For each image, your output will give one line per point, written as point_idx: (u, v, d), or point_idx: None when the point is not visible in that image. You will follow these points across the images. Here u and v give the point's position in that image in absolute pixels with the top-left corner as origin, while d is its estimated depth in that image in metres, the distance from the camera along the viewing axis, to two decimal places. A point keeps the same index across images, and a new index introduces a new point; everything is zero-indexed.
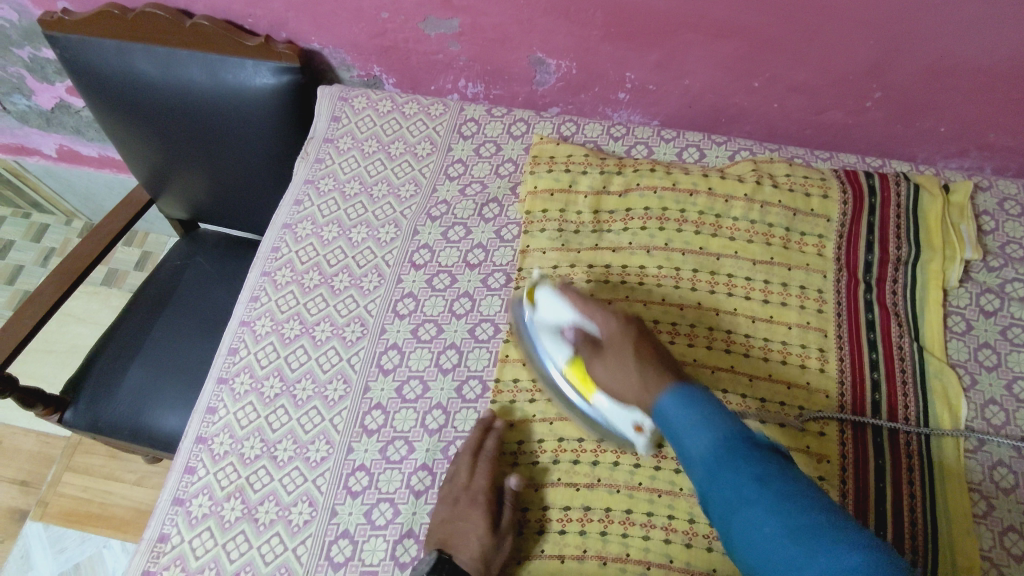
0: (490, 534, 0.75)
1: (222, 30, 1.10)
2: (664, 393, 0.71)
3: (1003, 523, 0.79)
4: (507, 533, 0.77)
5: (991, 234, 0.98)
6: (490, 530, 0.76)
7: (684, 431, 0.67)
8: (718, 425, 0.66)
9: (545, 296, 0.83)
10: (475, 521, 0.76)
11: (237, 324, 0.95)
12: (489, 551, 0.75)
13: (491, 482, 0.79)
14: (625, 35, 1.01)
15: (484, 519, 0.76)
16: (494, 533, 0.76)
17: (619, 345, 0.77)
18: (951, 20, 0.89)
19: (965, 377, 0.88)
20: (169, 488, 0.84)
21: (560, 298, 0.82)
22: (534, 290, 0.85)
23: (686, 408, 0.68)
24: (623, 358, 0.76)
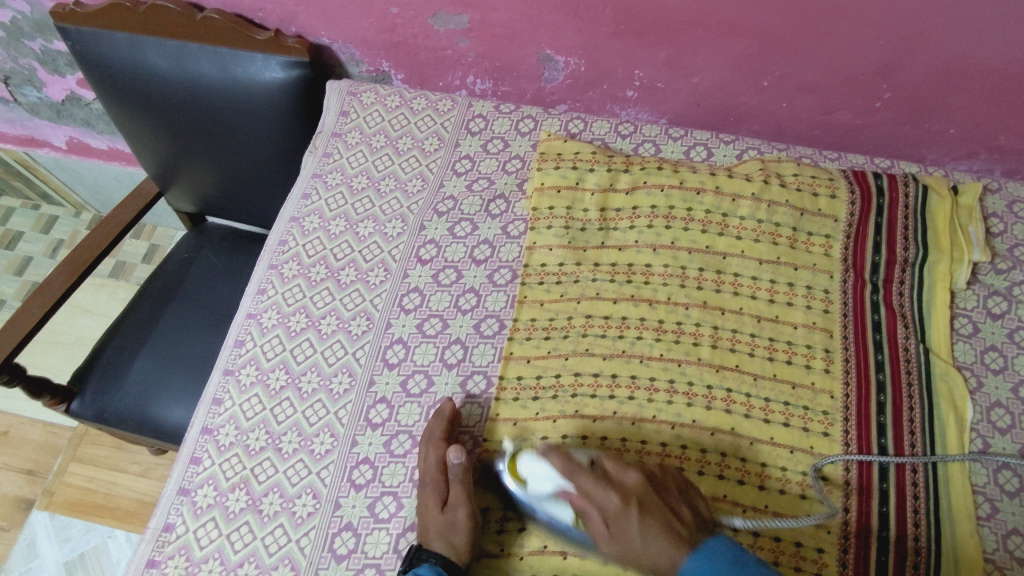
0: (439, 510, 0.76)
1: (232, 23, 1.11)
2: (685, 566, 0.69)
3: (1006, 525, 0.79)
4: (459, 505, 0.77)
5: (1000, 236, 0.97)
6: (440, 507, 0.76)
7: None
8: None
9: (530, 467, 0.76)
10: (426, 499, 0.77)
11: (244, 316, 0.96)
12: (445, 527, 0.75)
13: (441, 462, 0.80)
14: (635, 33, 1.01)
15: (432, 498, 0.77)
16: (444, 510, 0.76)
17: (623, 521, 0.71)
18: (964, 21, 0.88)
19: (970, 379, 0.88)
20: (175, 478, 0.85)
21: (546, 469, 0.75)
22: (516, 464, 0.77)
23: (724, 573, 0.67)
24: (627, 537, 0.71)
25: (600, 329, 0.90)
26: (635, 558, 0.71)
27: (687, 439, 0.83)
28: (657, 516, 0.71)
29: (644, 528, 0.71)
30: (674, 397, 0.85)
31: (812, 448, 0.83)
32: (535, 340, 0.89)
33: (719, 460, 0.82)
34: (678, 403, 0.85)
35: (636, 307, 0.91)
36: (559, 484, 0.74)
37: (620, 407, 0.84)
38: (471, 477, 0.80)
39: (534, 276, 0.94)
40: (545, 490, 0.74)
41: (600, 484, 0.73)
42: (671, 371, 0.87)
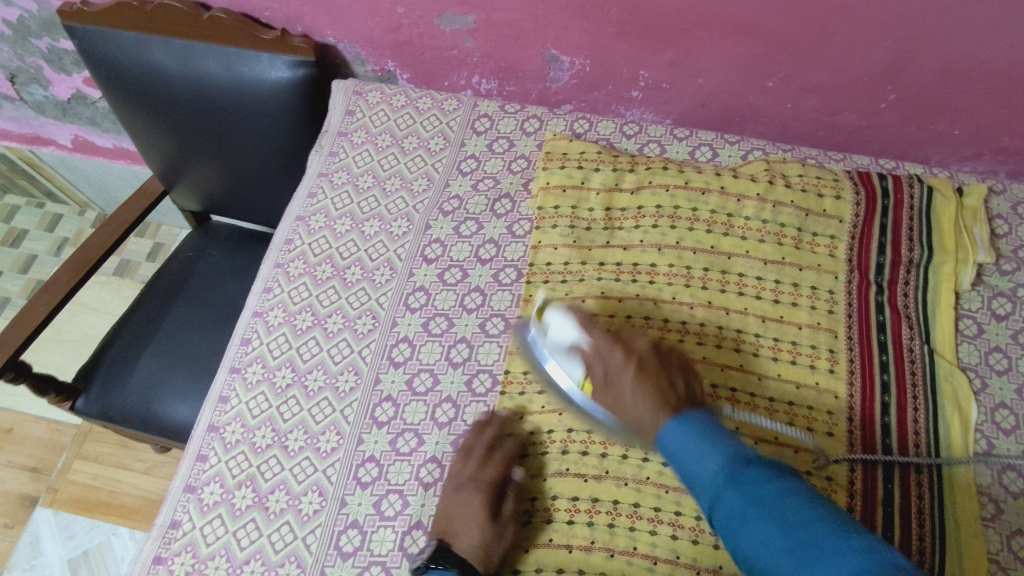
0: (490, 525, 0.76)
1: (238, 22, 1.11)
2: (665, 427, 0.68)
3: (1011, 526, 0.79)
4: (507, 522, 0.78)
5: (1005, 238, 0.97)
6: (490, 521, 0.76)
7: (690, 457, 0.65)
8: (723, 452, 0.63)
9: (553, 319, 0.83)
10: (474, 506, 0.77)
11: (250, 315, 0.96)
12: (490, 540, 0.76)
13: (496, 475, 0.80)
14: (640, 33, 1.01)
15: (483, 507, 0.77)
16: (493, 524, 0.77)
17: (620, 375, 0.75)
18: (969, 22, 0.88)
19: (975, 380, 0.88)
20: (182, 475, 0.85)
21: (567, 321, 0.82)
22: (544, 317, 0.84)
23: (693, 435, 0.66)
24: (619, 393, 0.74)
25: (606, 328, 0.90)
26: (622, 411, 0.73)
27: None
28: (650, 379, 0.73)
29: (635, 383, 0.73)
30: None
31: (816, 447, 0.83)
32: None
33: None
34: None
35: (642, 306, 0.91)
36: (574, 335, 0.80)
37: None
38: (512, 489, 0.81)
39: (539, 274, 0.94)
40: (563, 340, 0.81)
41: (609, 341, 0.78)
42: None
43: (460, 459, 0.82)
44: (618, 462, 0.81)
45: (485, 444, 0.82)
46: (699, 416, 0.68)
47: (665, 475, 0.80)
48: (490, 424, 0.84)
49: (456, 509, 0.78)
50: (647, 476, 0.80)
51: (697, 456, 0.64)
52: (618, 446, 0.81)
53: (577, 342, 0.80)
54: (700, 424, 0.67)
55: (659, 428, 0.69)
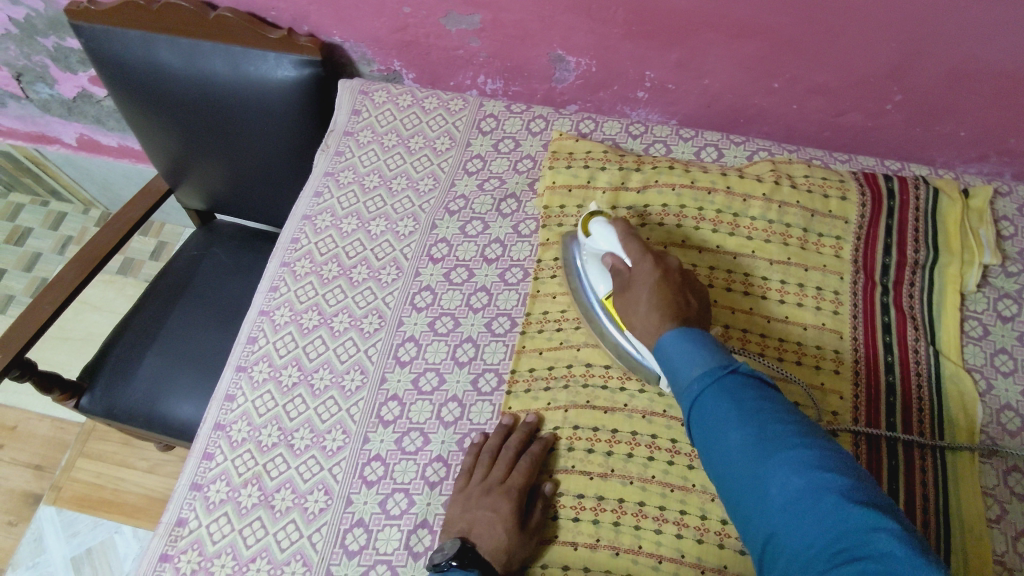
0: (518, 533, 0.75)
1: (245, 21, 1.11)
2: (665, 331, 0.70)
3: (1015, 528, 0.79)
4: (532, 532, 0.77)
5: (1011, 239, 0.97)
6: (519, 529, 0.75)
7: (679, 361, 0.66)
8: (714, 359, 0.64)
9: (595, 225, 0.85)
10: (502, 512, 0.76)
11: (256, 314, 0.96)
12: (513, 547, 0.75)
13: (526, 483, 0.79)
14: (646, 34, 1.01)
15: (512, 514, 0.76)
16: (522, 531, 0.76)
17: (642, 282, 0.76)
18: (976, 24, 0.88)
19: (981, 382, 0.88)
20: (187, 474, 0.85)
21: (607, 228, 0.83)
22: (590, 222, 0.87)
23: (687, 343, 0.67)
24: (634, 301, 0.76)
25: None
26: (631, 318, 0.76)
27: None
28: (667, 291, 0.74)
29: (651, 292, 0.74)
30: None
31: None
32: (547, 332, 0.90)
33: None
34: None
35: None
36: (612, 243, 0.82)
37: (630, 401, 0.84)
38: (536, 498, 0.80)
39: (546, 271, 0.94)
40: (602, 247, 0.84)
41: (641, 249, 0.78)
42: None
43: (484, 465, 0.80)
44: (624, 460, 0.81)
45: (513, 449, 0.81)
46: (698, 329, 0.69)
47: (670, 474, 0.80)
48: (516, 429, 0.83)
49: (479, 513, 0.77)
50: (653, 474, 0.80)
51: (687, 363, 0.65)
52: (624, 444, 0.82)
53: (614, 248, 0.82)
54: (695, 335, 0.67)
55: (660, 335, 0.70)
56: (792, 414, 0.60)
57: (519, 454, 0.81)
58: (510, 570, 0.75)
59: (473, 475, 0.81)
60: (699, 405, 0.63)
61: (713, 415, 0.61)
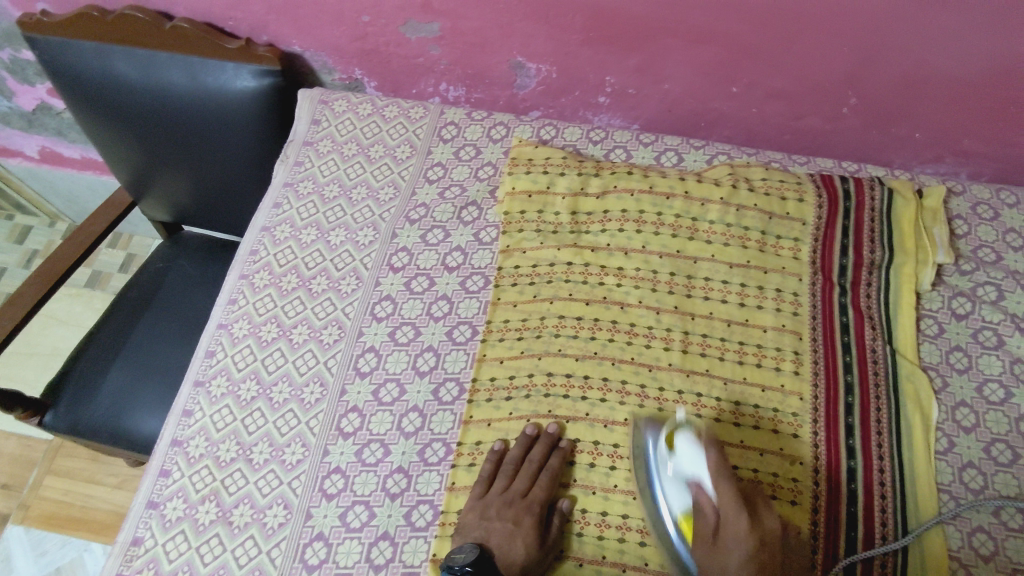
0: (537, 548, 0.76)
1: (201, 32, 1.10)
2: None
3: (971, 523, 0.80)
4: (551, 547, 0.77)
5: (964, 238, 0.99)
6: (538, 545, 0.76)
7: None
8: None
9: (683, 441, 0.75)
10: (524, 524, 0.77)
11: (214, 327, 0.95)
12: (532, 561, 0.75)
13: (547, 496, 0.79)
14: (605, 39, 1.02)
15: (533, 527, 0.76)
16: (541, 547, 0.76)
17: (732, 544, 0.68)
18: (925, 28, 0.90)
19: (936, 380, 0.89)
20: (144, 491, 0.84)
21: (697, 450, 0.73)
22: (676, 433, 0.77)
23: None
24: (721, 562, 0.68)
25: (573, 330, 0.90)
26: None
27: None
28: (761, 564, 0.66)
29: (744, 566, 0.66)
30: (646, 401, 0.86)
31: (782, 448, 0.83)
32: (508, 341, 0.90)
33: None
34: (649, 407, 0.85)
35: (608, 309, 0.92)
36: (704, 472, 0.72)
37: (592, 410, 0.86)
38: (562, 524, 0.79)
39: (507, 278, 0.95)
40: (690, 471, 0.74)
41: (736, 501, 0.68)
42: (643, 375, 0.87)
43: (507, 476, 0.81)
44: (586, 470, 0.82)
45: (536, 462, 0.81)
46: None
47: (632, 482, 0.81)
48: (539, 439, 0.83)
49: (499, 523, 0.77)
50: (615, 483, 0.81)
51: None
52: (586, 454, 0.83)
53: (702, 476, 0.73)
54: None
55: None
56: None
57: (541, 467, 0.81)
58: None
59: (493, 483, 0.81)
60: None
61: None
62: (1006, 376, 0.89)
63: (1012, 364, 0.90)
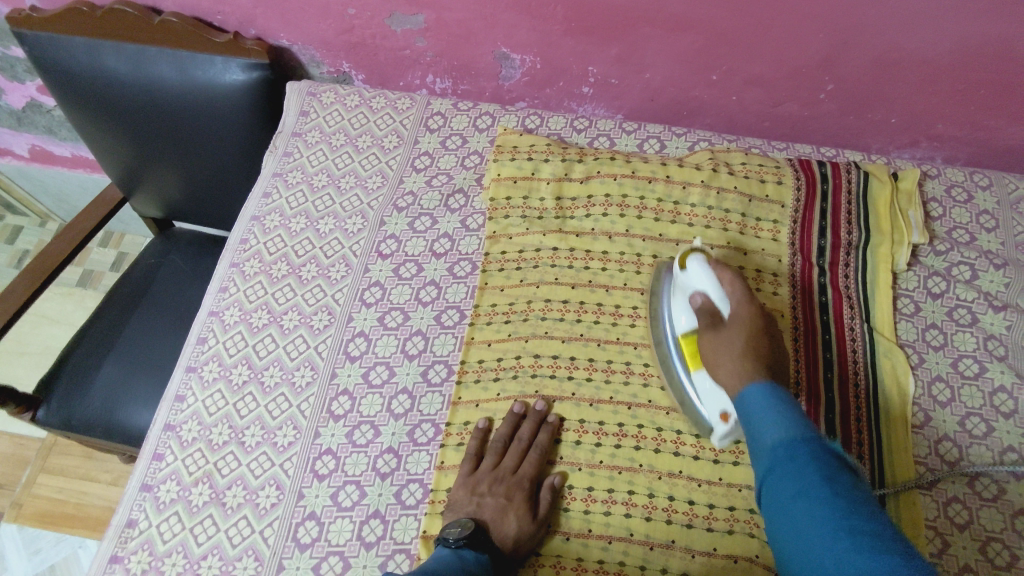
0: (529, 522, 0.77)
1: (189, 26, 1.11)
2: (750, 388, 0.69)
3: (946, 494, 0.83)
4: (543, 522, 0.78)
5: (939, 220, 1.02)
6: (530, 520, 0.78)
7: (760, 424, 0.66)
8: (799, 428, 0.63)
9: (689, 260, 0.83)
10: (515, 501, 0.78)
11: (206, 314, 0.96)
12: (524, 535, 0.77)
13: (537, 473, 0.81)
14: (586, 29, 1.04)
15: (524, 503, 0.78)
16: (534, 521, 0.78)
17: (732, 332, 0.76)
18: (896, 13, 0.92)
19: (912, 356, 0.92)
20: (137, 475, 0.85)
21: (705, 267, 0.81)
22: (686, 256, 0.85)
23: (762, 407, 0.67)
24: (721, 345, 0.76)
25: (559, 313, 0.92)
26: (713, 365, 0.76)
27: (643, 418, 0.85)
28: (756, 347, 0.74)
29: (742, 346, 0.74)
30: (630, 379, 0.88)
31: None
32: (496, 324, 0.92)
33: (675, 437, 0.84)
34: (635, 383, 0.88)
35: (593, 292, 0.94)
36: (708, 282, 0.80)
37: (578, 389, 0.87)
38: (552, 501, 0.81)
39: (494, 263, 0.96)
40: (695, 285, 0.82)
41: (743, 297, 0.78)
42: (628, 352, 0.90)
43: (496, 454, 0.83)
44: (573, 447, 0.84)
45: (525, 440, 0.83)
46: (789, 398, 0.68)
47: (618, 457, 0.83)
48: (527, 417, 0.85)
49: (491, 500, 0.79)
50: (601, 459, 0.83)
51: (760, 426, 0.66)
52: (572, 432, 0.85)
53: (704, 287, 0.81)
54: (777, 393, 0.68)
55: (745, 386, 0.70)
56: (867, 498, 0.57)
57: (530, 444, 0.83)
58: (516, 558, 0.77)
59: (482, 461, 0.83)
60: (777, 467, 0.62)
61: (792, 475, 0.60)
62: (980, 352, 0.92)
63: (986, 341, 0.92)
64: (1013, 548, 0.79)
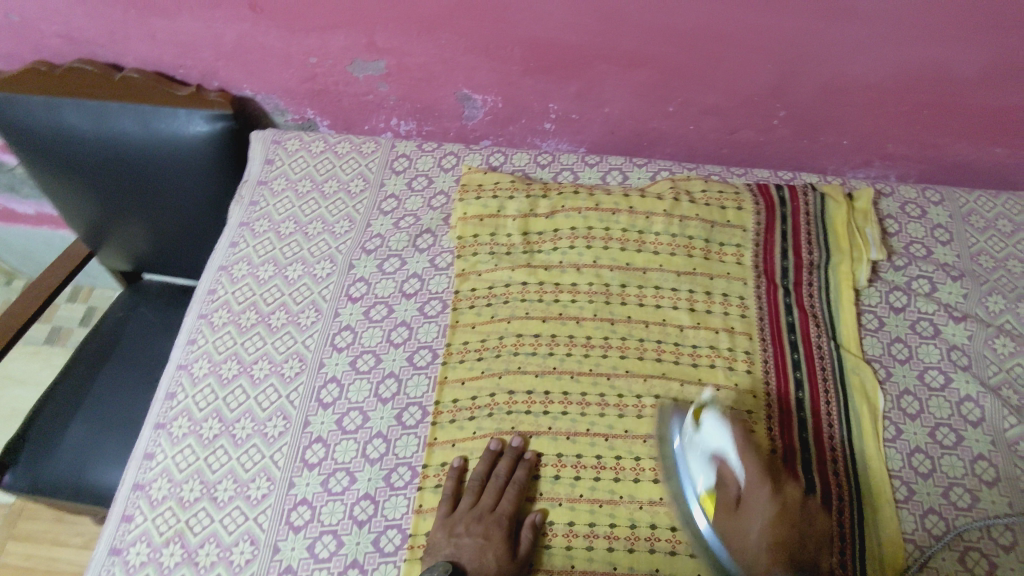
0: (508, 561, 0.76)
1: (151, 81, 1.13)
2: None
3: (923, 506, 0.84)
4: (524, 560, 0.78)
5: (896, 236, 1.05)
6: (509, 556, 0.77)
7: None
8: None
9: (707, 418, 0.80)
10: (494, 538, 0.78)
11: (173, 368, 0.95)
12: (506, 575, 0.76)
13: (515, 510, 0.81)
14: (544, 68, 1.07)
15: (504, 540, 0.78)
16: (513, 560, 0.77)
17: (755, 512, 0.73)
18: (838, 43, 0.96)
19: (880, 371, 0.93)
20: (106, 539, 0.83)
21: (722, 428, 0.78)
22: (701, 411, 0.82)
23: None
24: (746, 528, 0.73)
25: (532, 347, 0.93)
26: (735, 544, 0.73)
27: (621, 449, 0.85)
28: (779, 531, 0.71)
29: (764, 530, 0.71)
30: (606, 409, 0.88)
31: None
32: (469, 362, 0.92)
33: (653, 466, 0.84)
34: (610, 415, 0.88)
35: (565, 325, 0.94)
36: (726, 447, 0.77)
37: (555, 423, 0.87)
38: (533, 541, 0.80)
39: (465, 301, 0.97)
40: (713, 446, 0.78)
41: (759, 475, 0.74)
42: (602, 385, 0.90)
43: (474, 492, 0.82)
44: (552, 483, 0.84)
45: (502, 477, 0.82)
46: None
47: (597, 490, 0.83)
48: (503, 454, 0.84)
49: (468, 540, 0.78)
50: (581, 493, 0.83)
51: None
52: (550, 466, 0.85)
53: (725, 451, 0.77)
54: None
55: None
56: None
57: (508, 481, 0.83)
58: None
59: (459, 500, 0.82)
60: None
61: None
62: (945, 363, 0.94)
63: (948, 351, 0.95)
64: (991, 557, 0.80)
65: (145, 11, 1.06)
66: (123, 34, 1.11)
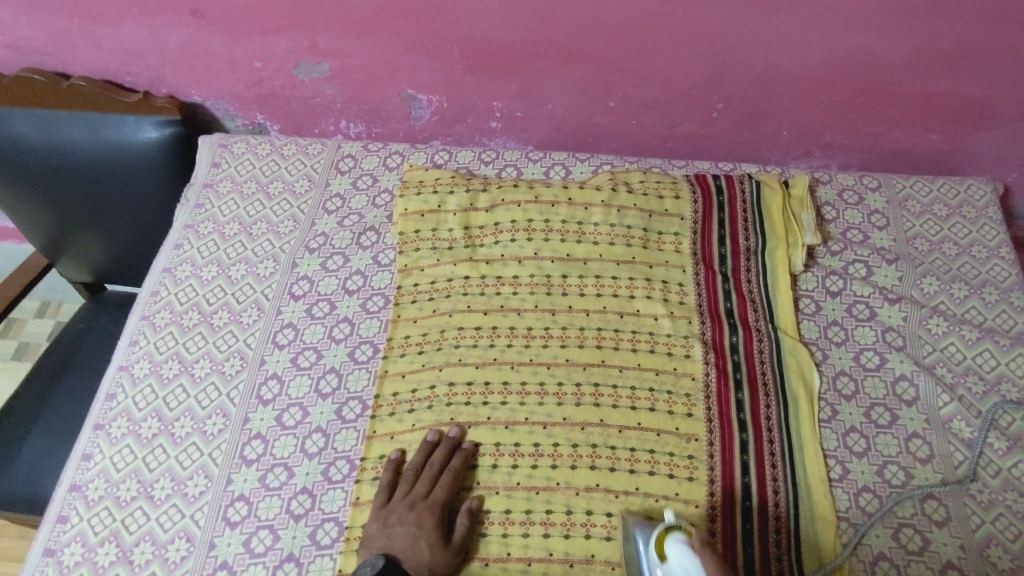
0: (441, 547, 0.77)
1: (100, 88, 1.14)
2: None
3: (857, 483, 0.85)
4: (458, 547, 0.78)
5: (833, 222, 1.07)
6: (441, 542, 0.77)
7: None
8: None
9: (676, 552, 0.70)
10: (426, 526, 0.78)
11: (114, 369, 0.95)
12: (438, 562, 0.76)
13: (449, 496, 0.81)
14: (484, 67, 1.08)
15: (436, 527, 0.78)
16: (447, 547, 0.77)
17: None
18: (766, 33, 0.99)
19: (817, 353, 0.95)
20: (41, 540, 0.82)
21: (695, 561, 0.69)
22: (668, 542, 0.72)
23: None
24: None
25: (473, 339, 0.93)
26: None
27: (558, 436, 0.86)
28: None
29: None
30: (545, 398, 0.89)
31: (677, 429, 0.87)
32: (409, 355, 0.92)
33: (590, 452, 0.85)
34: (550, 402, 0.88)
35: (505, 317, 0.95)
36: None
37: (494, 413, 0.88)
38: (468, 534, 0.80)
39: (407, 296, 0.98)
40: None
41: None
42: (541, 373, 0.91)
43: (408, 482, 0.83)
44: (489, 471, 0.84)
45: (437, 466, 0.83)
46: None
47: (534, 477, 0.84)
48: (441, 443, 0.85)
49: (401, 529, 0.78)
50: (518, 481, 0.84)
51: None
52: (488, 455, 0.85)
53: None
54: None
55: None
56: None
57: (443, 469, 0.83)
58: None
59: (394, 491, 0.82)
60: None
61: None
62: (880, 344, 0.95)
63: (884, 333, 0.96)
64: (923, 532, 0.81)
65: (88, 19, 1.07)
66: (69, 43, 1.12)
